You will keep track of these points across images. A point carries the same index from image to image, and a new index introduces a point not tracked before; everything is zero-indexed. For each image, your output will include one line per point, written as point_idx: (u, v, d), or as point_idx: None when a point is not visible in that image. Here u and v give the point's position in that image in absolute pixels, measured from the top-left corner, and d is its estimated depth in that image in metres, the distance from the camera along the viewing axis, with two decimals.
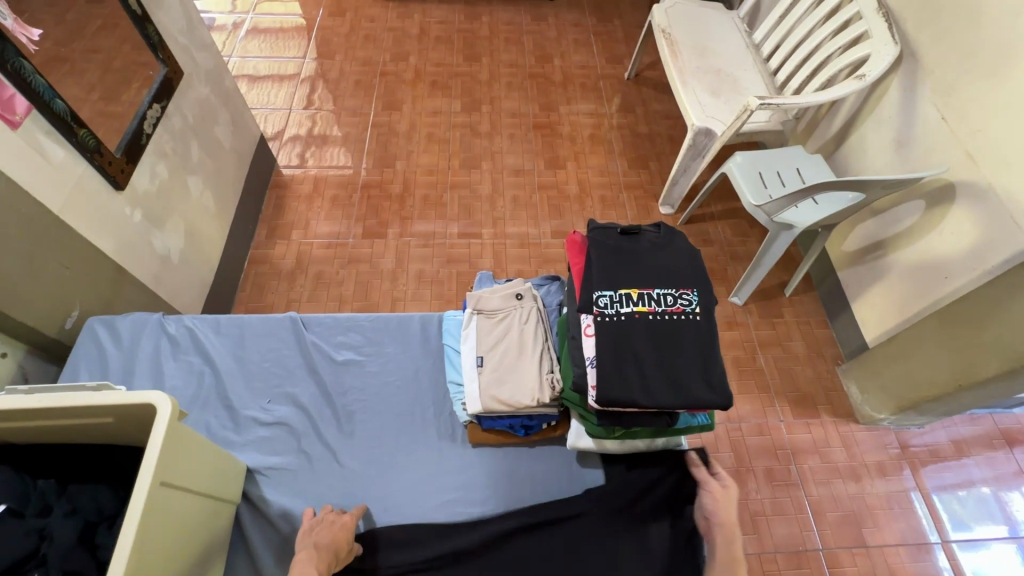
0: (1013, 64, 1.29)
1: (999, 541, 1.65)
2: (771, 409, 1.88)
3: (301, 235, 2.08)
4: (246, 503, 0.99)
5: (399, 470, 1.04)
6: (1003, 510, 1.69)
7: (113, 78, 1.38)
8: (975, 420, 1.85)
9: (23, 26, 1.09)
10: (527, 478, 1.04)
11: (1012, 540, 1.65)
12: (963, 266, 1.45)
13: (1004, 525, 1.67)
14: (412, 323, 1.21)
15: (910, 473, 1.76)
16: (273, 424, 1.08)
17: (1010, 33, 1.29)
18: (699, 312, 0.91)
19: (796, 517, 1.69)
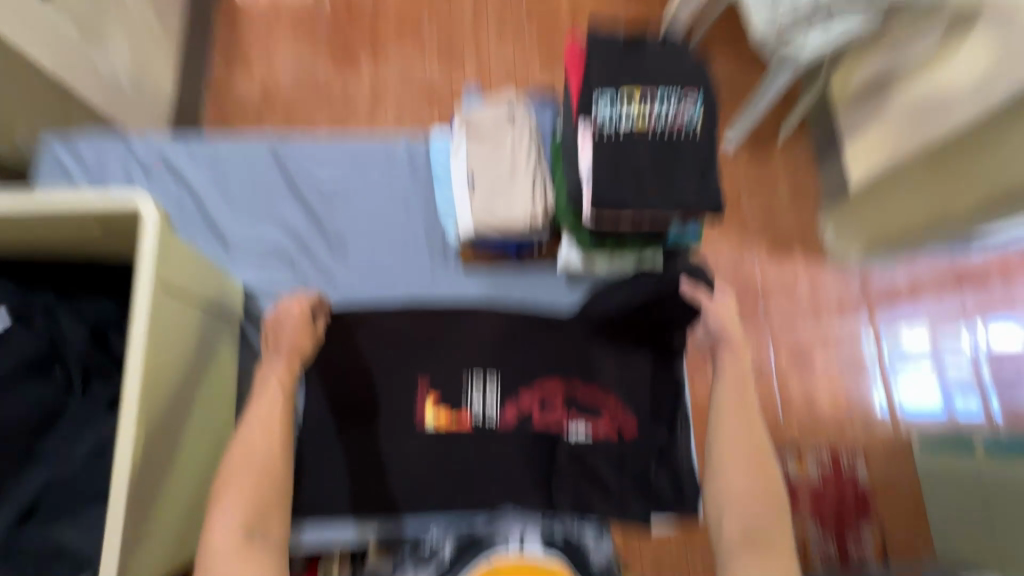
0: None
1: (928, 367, 1.87)
2: (748, 251, 1.95)
3: (262, 59, 1.83)
4: (248, 319, 1.05)
5: (394, 291, 1.09)
6: (937, 342, 1.88)
7: None
8: (936, 261, 1.96)
9: None
10: (517, 296, 1.09)
11: (939, 365, 1.86)
12: (961, 103, 1.34)
13: (926, 351, 1.88)
14: (398, 150, 1.14)
15: (864, 308, 1.92)
16: (264, 248, 1.08)
17: None
18: (700, 131, 0.88)
19: (755, 344, 1.87)
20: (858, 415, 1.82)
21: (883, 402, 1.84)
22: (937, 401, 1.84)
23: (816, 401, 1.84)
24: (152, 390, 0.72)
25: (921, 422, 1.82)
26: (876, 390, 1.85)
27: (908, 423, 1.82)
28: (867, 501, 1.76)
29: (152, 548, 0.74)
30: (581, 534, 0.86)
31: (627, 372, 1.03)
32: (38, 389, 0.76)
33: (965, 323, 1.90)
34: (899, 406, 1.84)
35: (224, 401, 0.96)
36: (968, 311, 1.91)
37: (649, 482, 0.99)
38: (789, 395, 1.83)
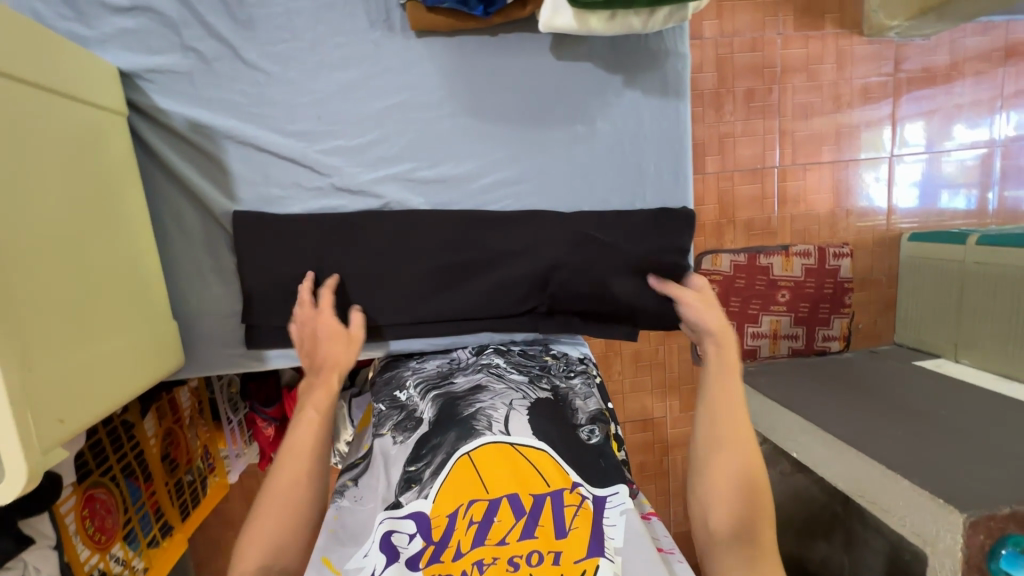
0: None
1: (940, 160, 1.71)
2: (772, 21, 1.60)
3: None
4: (140, 117, 0.80)
5: (326, 71, 0.82)
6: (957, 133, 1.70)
7: None
8: (987, 31, 1.66)
9: None
10: (488, 77, 0.85)
11: (952, 158, 1.71)
12: None
13: (918, 143, 1.69)
14: None
15: (891, 94, 1.67)
16: (134, 9, 0.77)
17: None
18: None
19: (763, 138, 1.66)
20: (857, 214, 1.73)
21: (882, 201, 1.73)
22: (938, 197, 1.73)
23: (817, 200, 1.72)
24: None
25: (916, 218, 1.74)
26: (879, 183, 1.72)
27: (902, 220, 1.75)
28: (846, 294, 1.72)
29: (95, 394, 0.62)
30: (570, 385, 0.84)
31: (618, 173, 0.89)
32: None
33: (995, 110, 1.69)
34: (898, 205, 1.74)
35: (140, 223, 0.77)
36: (1004, 97, 1.69)
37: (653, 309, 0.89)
38: (790, 194, 1.70)
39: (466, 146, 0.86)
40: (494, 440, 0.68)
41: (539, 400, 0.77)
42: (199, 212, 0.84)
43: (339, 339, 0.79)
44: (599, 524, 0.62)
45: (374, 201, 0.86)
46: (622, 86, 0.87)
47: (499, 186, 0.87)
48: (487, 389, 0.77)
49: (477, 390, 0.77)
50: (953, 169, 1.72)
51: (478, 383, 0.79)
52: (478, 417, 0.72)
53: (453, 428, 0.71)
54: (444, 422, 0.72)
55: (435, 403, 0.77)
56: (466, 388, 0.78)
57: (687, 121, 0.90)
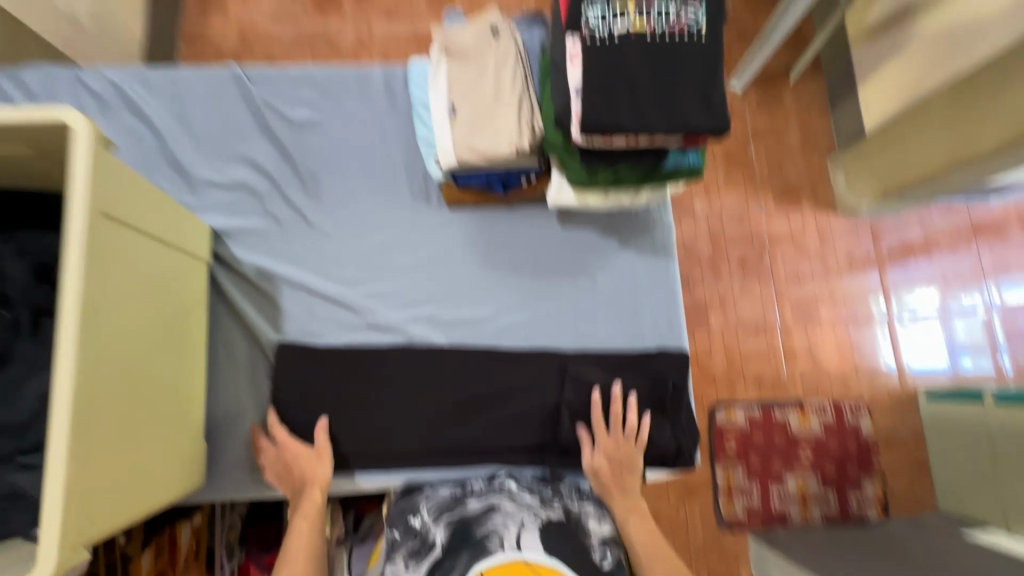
0: None
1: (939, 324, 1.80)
2: (754, 200, 1.86)
3: (239, 7, 1.77)
4: (218, 264, 0.97)
5: (373, 232, 1.01)
6: (950, 301, 1.81)
7: None
8: (950, 211, 1.88)
9: None
10: (505, 238, 1.02)
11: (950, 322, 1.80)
12: (995, 25, 1.30)
13: (915, 308, 1.80)
14: (374, 81, 1.05)
15: (875, 263, 1.84)
16: (233, 186, 1.00)
17: None
18: (704, 33, 0.78)
19: (761, 297, 1.80)
20: (867, 371, 1.77)
21: (892, 361, 1.78)
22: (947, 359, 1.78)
23: (823, 353, 1.78)
24: (104, 325, 0.65)
25: (931, 381, 1.77)
26: (883, 342, 1.78)
27: (918, 381, 1.77)
28: (871, 454, 1.71)
29: (123, 500, 0.66)
30: (581, 507, 0.84)
31: (616, 319, 1.00)
32: None
33: (982, 281, 1.83)
34: (909, 366, 1.77)
35: (197, 348, 0.88)
36: (984, 270, 1.83)
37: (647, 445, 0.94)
38: (794, 350, 1.77)
39: (484, 294, 1.00)
40: (506, 558, 0.68)
41: (549, 521, 0.76)
42: (247, 342, 0.95)
43: (309, 461, 0.86)
44: None
45: (400, 337, 0.97)
46: (618, 247, 1.03)
47: (511, 327, 0.99)
48: (499, 509, 0.78)
49: (489, 509, 0.78)
50: (956, 334, 1.79)
51: (490, 504, 0.79)
52: (490, 537, 0.72)
53: (465, 550, 0.71)
54: (458, 542, 0.73)
55: (446, 526, 0.77)
56: (478, 509, 0.79)
57: (677, 276, 1.03)
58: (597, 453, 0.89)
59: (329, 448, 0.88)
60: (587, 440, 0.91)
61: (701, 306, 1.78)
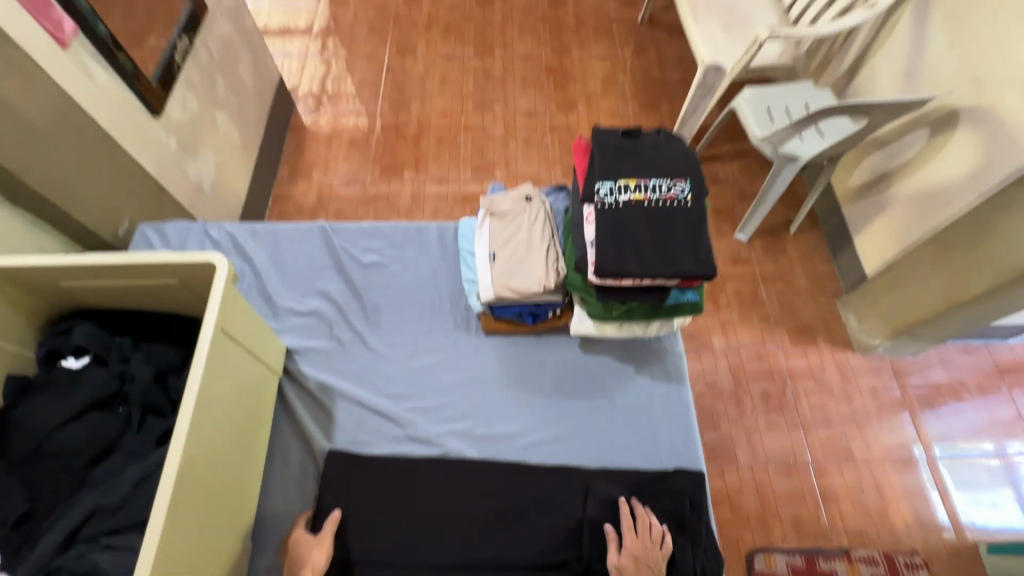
0: None
1: (987, 471, 1.69)
2: (770, 337, 1.91)
3: (322, 176, 2.22)
4: (287, 377, 1.13)
5: (419, 354, 1.17)
6: (994, 446, 1.72)
7: (138, 12, 1.45)
8: (970, 350, 1.87)
9: None
10: (533, 361, 1.16)
11: (1001, 468, 1.69)
12: (957, 192, 1.49)
13: (957, 452, 1.72)
14: (430, 232, 1.31)
15: (904, 407, 1.79)
16: (308, 313, 1.21)
17: None
18: (690, 199, 1.00)
19: (789, 433, 1.75)
20: (915, 520, 1.63)
21: (945, 512, 1.64)
22: (1007, 512, 1.64)
23: (864, 499, 1.67)
24: (207, 418, 0.82)
25: (993, 538, 1.60)
26: (930, 490, 1.67)
27: (977, 535, 1.61)
28: None
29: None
30: None
31: (635, 440, 1.08)
32: (100, 421, 0.86)
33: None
34: (964, 518, 1.63)
35: (261, 450, 1.01)
36: None
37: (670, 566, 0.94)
38: (830, 491, 1.67)
39: (513, 412, 1.11)
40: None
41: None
42: (300, 449, 1.07)
43: (316, 543, 0.91)
44: None
45: (437, 449, 1.07)
46: (634, 372, 1.15)
47: (538, 444, 1.08)
48: None
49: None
50: (1011, 483, 1.67)
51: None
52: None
53: None
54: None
55: None
56: None
57: (690, 400, 1.13)
58: (628, 550, 0.90)
59: (332, 527, 0.93)
60: (614, 537, 0.93)
61: (728, 441, 1.74)
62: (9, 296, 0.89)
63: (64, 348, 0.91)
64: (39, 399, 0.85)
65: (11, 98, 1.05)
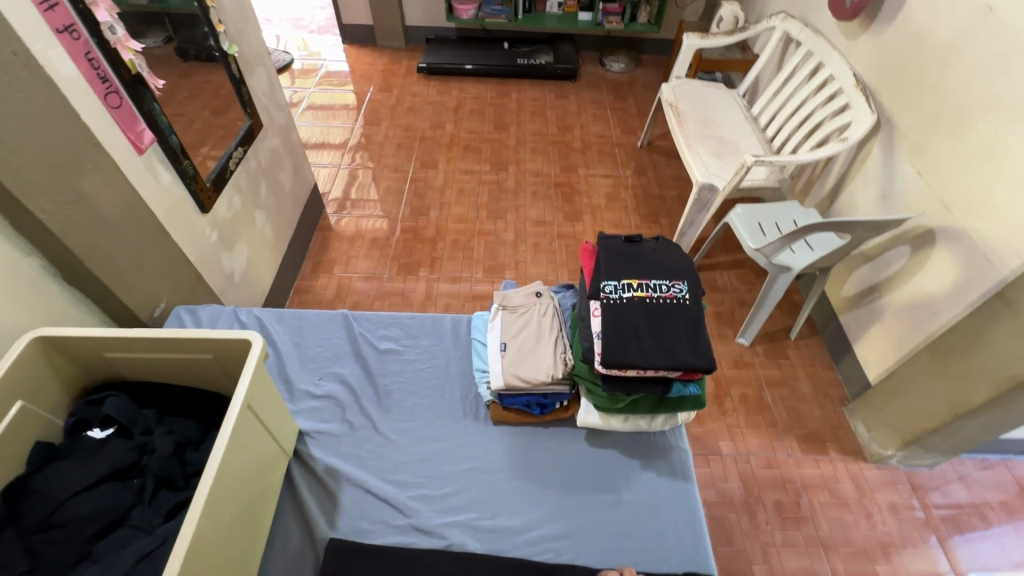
0: (972, 111, 1.49)
1: None
2: (779, 443, 1.87)
3: (342, 271, 2.37)
4: (296, 460, 1.14)
5: (428, 440, 1.19)
6: None
7: (204, 128, 1.70)
8: (988, 465, 1.83)
9: (144, 76, 1.33)
10: (540, 452, 1.17)
11: None
12: (947, 303, 1.57)
13: None
14: (444, 322, 1.40)
15: (930, 528, 1.69)
16: (323, 396, 1.25)
17: (966, 91, 1.51)
18: (689, 297, 1.09)
19: (808, 550, 1.64)
20: None
21: None
22: None
23: None
24: (220, 493, 0.83)
25: None
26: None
27: None
28: None
29: None
30: None
31: (643, 538, 1.06)
32: (113, 492, 0.87)
33: None
34: None
35: (262, 536, 0.99)
36: None
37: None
38: None
39: (519, 505, 1.10)
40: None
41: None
42: (302, 536, 1.04)
43: None
44: None
45: (440, 541, 1.04)
46: (640, 467, 1.15)
47: (543, 540, 1.05)
48: None
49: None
50: None
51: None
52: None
53: None
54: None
55: None
56: None
57: (698, 500, 1.11)
58: None
59: None
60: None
61: (744, 556, 1.62)
62: (53, 365, 0.96)
63: (93, 419, 0.95)
64: (60, 467, 0.88)
65: (92, 193, 1.21)
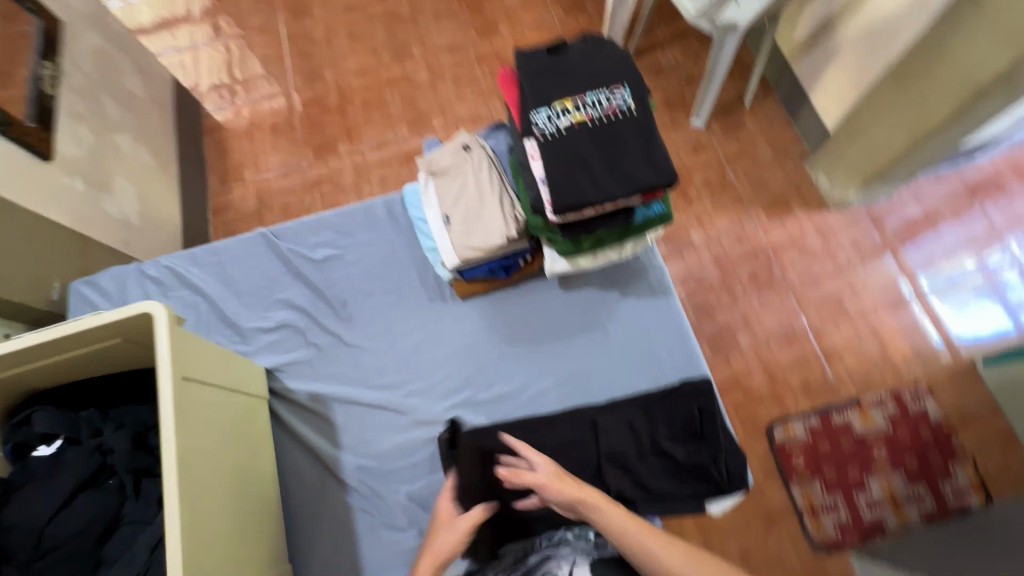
0: None
1: (972, 289, 1.68)
2: (747, 217, 1.85)
3: (254, 173, 2.07)
4: (275, 397, 1.10)
5: (402, 337, 1.14)
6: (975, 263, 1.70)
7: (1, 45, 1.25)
8: (940, 178, 1.82)
9: None
10: (518, 313, 1.13)
11: (981, 282, 1.68)
12: (908, 18, 1.41)
13: (945, 279, 1.70)
14: (378, 209, 1.21)
15: (886, 249, 1.75)
16: (277, 327, 1.15)
17: None
18: (634, 106, 0.93)
19: (783, 305, 1.72)
20: (913, 355, 1.63)
21: (937, 332, 1.65)
22: (997, 322, 1.64)
23: (864, 348, 1.66)
24: (195, 471, 0.77)
25: (987, 348, 1.62)
26: (924, 322, 1.66)
27: (969, 350, 1.62)
28: (948, 437, 1.54)
29: None
30: None
31: (635, 363, 1.09)
32: (92, 500, 0.82)
33: (1000, 241, 1.72)
34: (956, 337, 1.64)
35: (269, 477, 0.99)
36: (997, 228, 1.73)
37: (704, 476, 0.96)
38: (832, 348, 1.66)
39: (512, 369, 1.09)
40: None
41: (604, 556, 0.88)
42: (311, 462, 1.05)
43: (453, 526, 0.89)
44: None
45: (447, 425, 1.06)
46: (620, 297, 1.13)
47: (543, 393, 1.08)
48: (553, 556, 0.87)
49: (545, 558, 0.87)
50: (997, 294, 1.67)
51: (545, 551, 0.89)
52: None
53: None
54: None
55: None
56: (535, 561, 0.88)
57: (681, 309, 1.11)
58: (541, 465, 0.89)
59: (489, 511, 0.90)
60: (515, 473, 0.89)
61: (725, 326, 1.72)
62: None
63: (30, 439, 0.86)
64: (23, 495, 0.80)
65: None
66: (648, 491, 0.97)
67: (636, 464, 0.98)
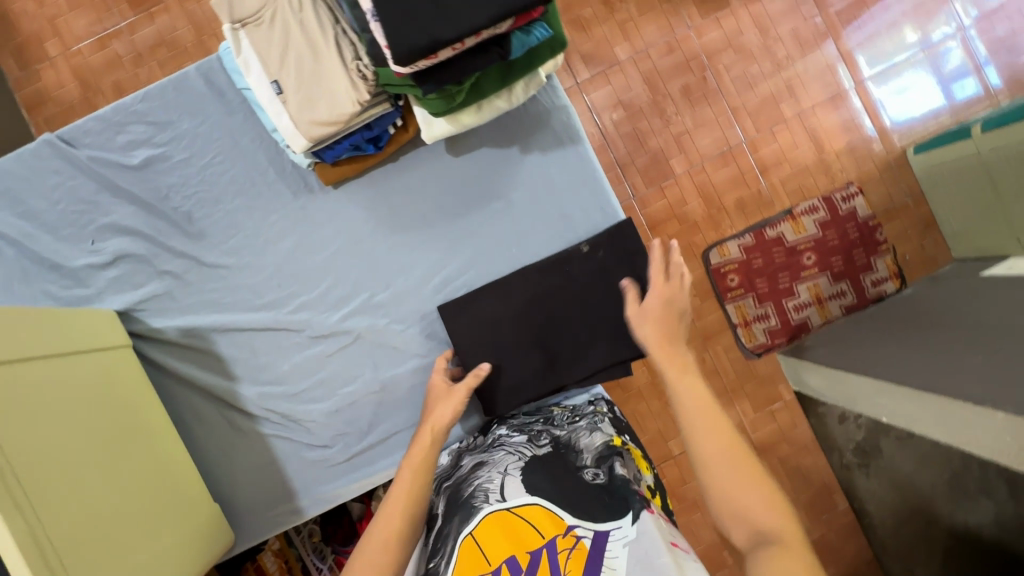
0: None
1: (912, 66, 1.49)
2: (676, 18, 1.49)
3: None
4: (142, 340, 0.94)
5: (272, 245, 0.94)
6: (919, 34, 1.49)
7: None
8: None
9: None
10: (403, 192, 0.94)
11: (923, 58, 1.49)
12: None
13: (886, 59, 1.49)
14: (193, 81, 0.91)
15: (828, 32, 1.50)
16: (116, 260, 0.94)
17: None
18: None
19: (717, 122, 1.50)
20: (847, 157, 1.51)
21: (870, 121, 1.50)
22: (930, 101, 1.49)
23: (801, 156, 1.51)
24: (23, 473, 0.64)
25: (919, 133, 1.50)
26: (861, 115, 1.50)
27: (903, 139, 1.50)
28: (875, 231, 1.50)
29: None
30: (573, 429, 0.87)
31: (548, 229, 0.95)
32: None
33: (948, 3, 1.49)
34: (889, 123, 1.50)
35: (163, 429, 0.88)
36: None
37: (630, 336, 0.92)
38: (769, 161, 1.50)
39: (411, 259, 0.95)
40: (492, 511, 0.73)
41: (536, 456, 0.81)
42: (208, 399, 0.95)
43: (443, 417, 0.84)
44: (600, 549, 0.68)
45: (347, 336, 0.95)
46: (521, 154, 0.94)
47: (449, 282, 0.95)
48: (487, 462, 0.81)
49: (480, 465, 0.81)
50: (936, 69, 1.49)
51: (481, 459, 0.83)
52: (476, 494, 0.76)
53: (456, 513, 0.75)
54: (453, 514, 0.75)
55: (445, 495, 0.81)
56: (469, 468, 0.82)
57: (593, 157, 0.94)
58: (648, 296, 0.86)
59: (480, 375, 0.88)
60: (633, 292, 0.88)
61: (655, 156, 1.50)
62: None
63: None
64: None
65: None
66: (574, 363, 0.92)
67: (559, 338, 0.92)
